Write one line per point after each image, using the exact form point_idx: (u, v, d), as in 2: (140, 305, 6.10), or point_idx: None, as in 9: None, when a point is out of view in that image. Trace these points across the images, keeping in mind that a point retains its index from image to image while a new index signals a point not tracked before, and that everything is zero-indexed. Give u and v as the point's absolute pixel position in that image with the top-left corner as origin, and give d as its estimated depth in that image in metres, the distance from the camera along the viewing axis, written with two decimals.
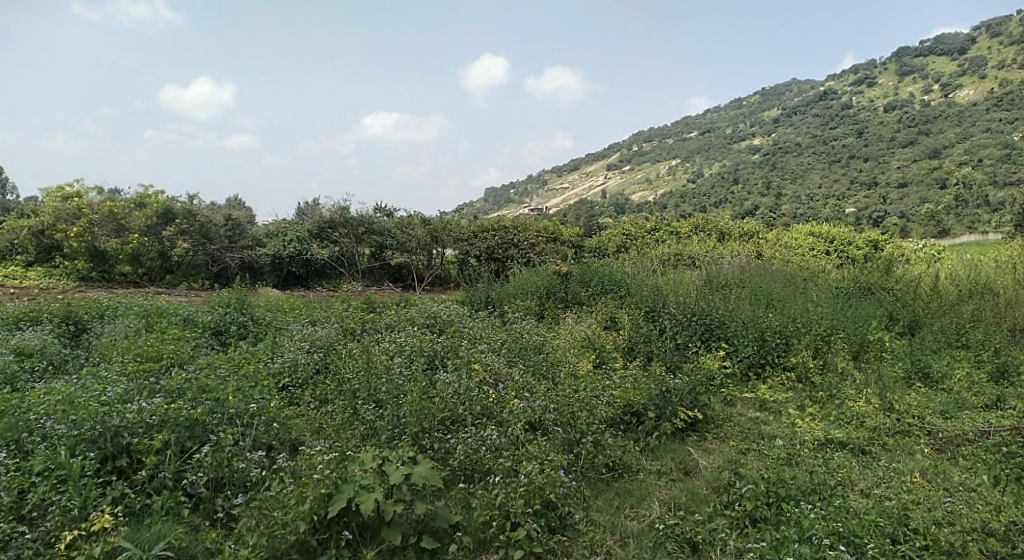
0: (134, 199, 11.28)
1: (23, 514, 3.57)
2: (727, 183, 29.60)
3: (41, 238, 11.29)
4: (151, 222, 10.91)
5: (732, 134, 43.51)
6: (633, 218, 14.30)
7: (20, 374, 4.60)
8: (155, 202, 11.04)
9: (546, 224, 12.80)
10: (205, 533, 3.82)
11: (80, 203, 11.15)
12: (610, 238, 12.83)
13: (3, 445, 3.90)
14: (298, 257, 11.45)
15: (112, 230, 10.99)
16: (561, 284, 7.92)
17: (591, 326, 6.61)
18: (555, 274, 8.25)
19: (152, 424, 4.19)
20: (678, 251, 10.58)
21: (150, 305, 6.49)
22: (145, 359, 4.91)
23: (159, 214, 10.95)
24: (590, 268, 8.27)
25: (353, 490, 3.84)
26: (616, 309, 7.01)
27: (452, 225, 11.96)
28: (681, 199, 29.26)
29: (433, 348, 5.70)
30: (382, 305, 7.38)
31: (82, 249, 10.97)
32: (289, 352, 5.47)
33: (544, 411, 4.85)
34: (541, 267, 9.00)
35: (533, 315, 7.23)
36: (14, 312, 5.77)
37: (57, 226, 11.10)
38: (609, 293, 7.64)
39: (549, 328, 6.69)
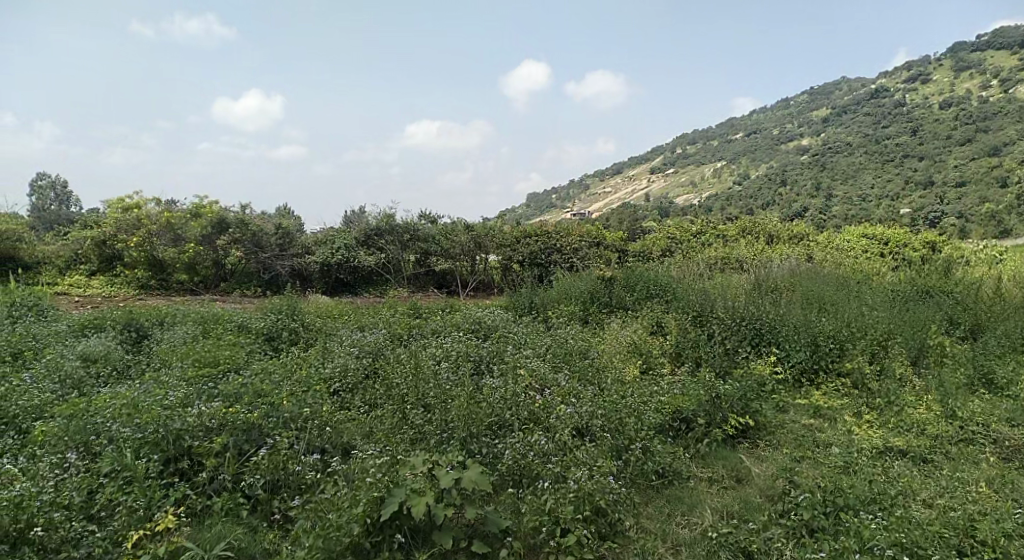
0: (189, 209, 11.66)
1: (92, 513, 3.72)
2: (772, 185, 29.04)
3: (102, 248, 11.76)
4: (205, 231, 11.28)
5: (776, 137, 42.73)
6: (678, 222, 14.13)
7: (88, 379, 4.80)
8: (209, 212, 11.40)
9: (589, 228, 12.76)
10: (263, 534, 3.92)
11: (139, 214, 11.61)
12: (655, 243, 12.71)
13: (74, 446, 4.07)
14: (345, 264, 11.66)
15: (169, 239, 11.41)
16: (606, 288, 7.88)
17: (638, 331, 6.56)
18: (600, 278, 8.21)
19: (211, 427, 4.32)
20: (725, 255, 10.42)
21: (207, 312, 6.69)
22: (203, 364, 5.07)
23: (212, 223, 11.31)
24: (635, 273, 8.20)
25: (405, 494, 3.89)
26: (662, 314, 6.94)
27: (495, 231, 12.02)
28: (725, 202, 28.88)
29: (479, 353, 5.73)
30: (429, 310, 7.46)
31: (141, 259, 11.40)
32: (339, 357, 5.56)
33: (592, 417, 4.82)
34: (585, 272, 8.96)
35: (579, 320, 7.21)
36: (82, 319, 6.02)
37: (117, 237, 11.55)
38: (654, 298, 7.56)
39: (594, 333, 6.65)
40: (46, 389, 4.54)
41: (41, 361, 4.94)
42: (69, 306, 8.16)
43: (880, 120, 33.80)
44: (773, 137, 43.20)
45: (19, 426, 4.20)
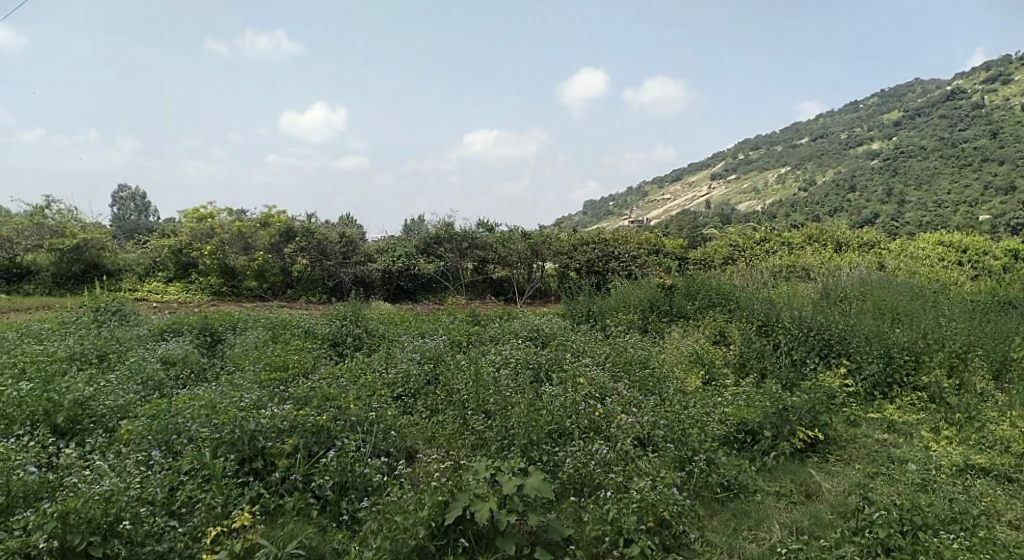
0: (258, 219, 12.16)
1: (174, 509, 3.90)
2: (839, 192, 28.09)
3: (178, 256, 12.38)
4: (273, 239, 11.75)
5: (843, 141, 41.34)
6: (740, 229, 13.90)
7: (168, 381, 5.03)
8: (277, 221, 11.86)
9: (648, 236, 12.65)
10: (331, 534, 4.02)
11: (212, 224, 12.17)
12: (716, 250, 12.49)
13: (156, 445, 4.27)
14: (405, 271, 11.90)
15: (240, 248, 11.92)
16: (666, 297, 7.79)
17: (700, 340, 6.46)
18: (660, 286, 8.12)
19: (283, 429, 4.49)
20: (790, 263, 10.15)
21: (277, 318, 6.93)
22: (274, 368, 5.25)
23: (280, 232, 11.78)
24: (696, 281, 8.09)
25: (469, 499, 3.94)
26: (725, 324, 6.82)
27: (552, 239, 12.07)
28: (790, 210, 28.30)
29: (539, 360, 5.74)
30: (487, 317, 7.52)
31: (215, 266, 12.05)
32: (402, 362, 5.66)
33: (654, 427, 4.77)
34: (644, 280, 8.87)
35: (638, 328, 7.15)
36: (162, 323, 6.32)
37: (192, 245, 12.15)
38: (715, 307, 7.45)
39: (655, 342, 6.59)
40: (131, 389, 4.78)
41: (126, 363, 5.21)
42: (148, 311, 8.58)
43: (952, 122, 32.24)
44: (838, 142, 41.91)
45: (107, 425, 4.42)
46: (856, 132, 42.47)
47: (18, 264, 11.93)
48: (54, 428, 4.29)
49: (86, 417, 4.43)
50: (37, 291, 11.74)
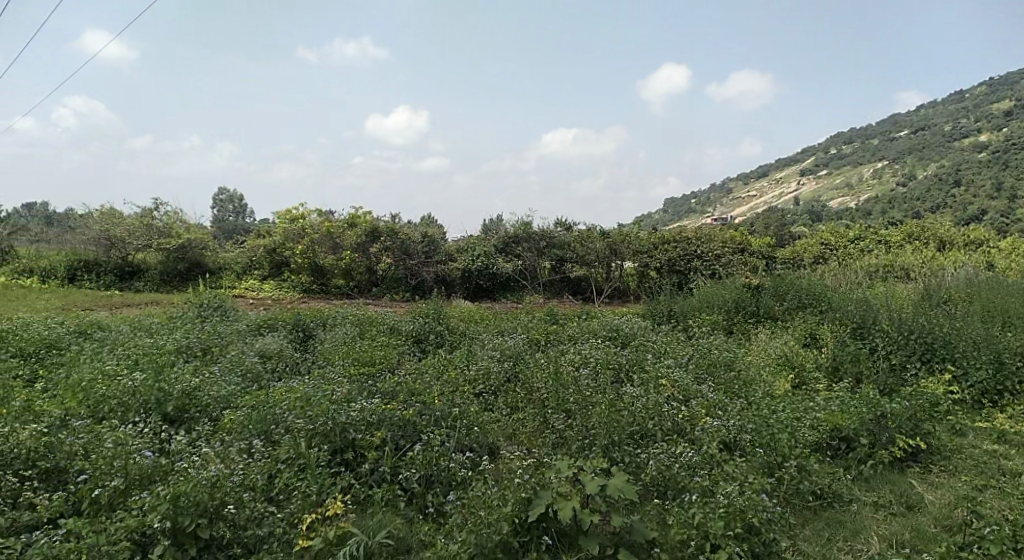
0: (346, 220, 12.72)
1: (272, 495, 4.11)
2: (943, 187, 26.37)
3: (272, 255, 13.11)
4: (360, 239, 12.29)
5: (946, 133, 38.63)
6: (832, 226, 13.44)
7: (265, 374, 5.31)
8: (363, 222, 12.41)
9: (733, 234, 12.30)
10: (418, 526, 4.13)
11: (302, 224, 12.81)
12: (806, 249, 12.06)
13: (256, 434, 4.52)
14: (484, 270, 12.10)
15: (328, 248, 12.46)
16: (752, 298, 7.57)
17: (789, 342, 6.24)
18: (745, 286, 7.90)
19: (372, 422, 4.66)
20: (888, 262, 9.67)
21: (364, 315, 7.18)
22: (363, 364, 5.45)
23: (365, 232, 12.29)
24: (785, 281, 7.82)
25: (551, 497, 3.96)
26: (816, 326, 6.59)
27: (631, 238, 12.09)
28: (889, 207, 26.98)
29: (619, 361, 5.69)
30: (565, 316, 7.52)
31: (305, 266, 12.58)
32: (482, 360, 5.73)
33: (741, 431, 4.65)
34: (729, 280, 8.64)
35: (722, 329, 6.99)
36: (259, 319, 6.69)
37: (286, 245, 12.85)
38: (805, 308, 7.19)
39: (740, 345, 6.43)
40: (232, 381, 5.07)
41: (227, 356, 5.53)
42: (246, 308, 9.10)
43: None
44: (939, 135, 39.28)
45: (212, 414, 4.71)
46: (958, 125, 39.64)
47: (129, 262, 12.90)
48: (165, 416, 4.60)
49: (193, 406, 4.73)
50: (147, 288, 12.67)
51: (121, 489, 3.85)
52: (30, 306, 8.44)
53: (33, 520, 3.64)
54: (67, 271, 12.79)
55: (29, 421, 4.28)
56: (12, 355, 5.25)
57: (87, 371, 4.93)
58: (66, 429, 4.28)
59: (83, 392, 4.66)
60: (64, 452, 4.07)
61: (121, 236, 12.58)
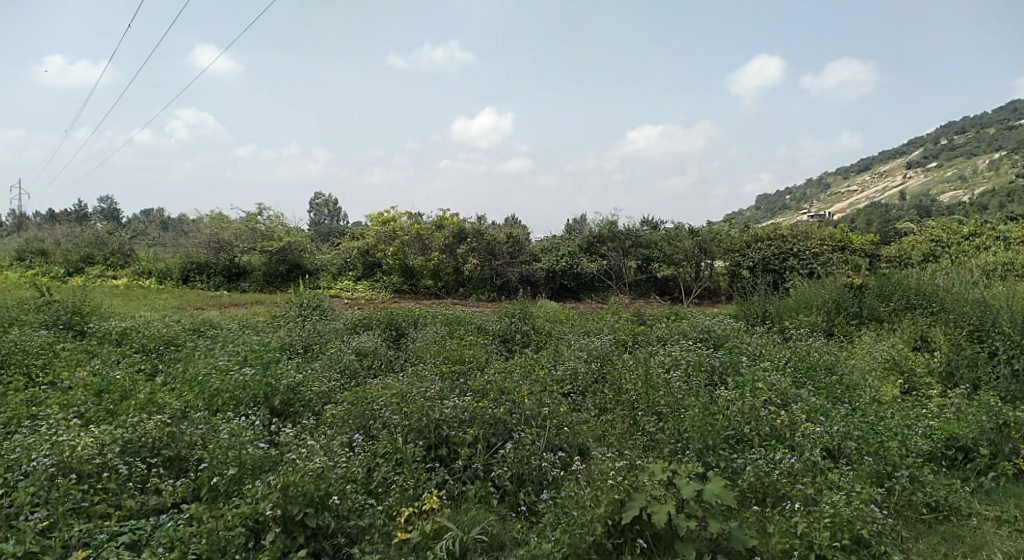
0: (434, 222, 13.20)
1: (371, 488, 4.25)
2: None
3: (366, 257, 13.75)
4: (447, 240, 12.83)
5: None
6: (944, 221, 12.64)
7: (361, 371, 5.52)
8: (450, 223, 12.88)
9: (833, 232, 12.06)
10: (511, 523, 4.15)
11: (393, 227, 13.32)
12: (914, 246, 11.47)
13: (356, 429, 4.70)
14: (568, 270, 12.45)
15: (417, 249, 13.05)
16: (854, 298, 7.26)
17: (896, 346, 5.91)
18: (847, 286, 7.58)
19: (464, 419, 4.77)
20: (1008, 260, 9.04)
21: (453, 314, 7.34)
22: (454, 362, 5.58)
23: (452, 234, 12.87)
24: (891, 280, 7.43)
25: (645, 500, 3.89)
26: (925, 329, 6.22)
27: (721, 237, 11.85)
28: (1010, 198, 25.06)
29: (712, 363, 5.56)
30: (652, 317, 7.44)
31: (395, 267, 13.25)
32: (570, 360, 5.75)
33: (845, 439, 4.45)
34: (829, 279, 8.31)
35: (821, 331, 6.71)
36: (355, 318, 6.98)
37: (378, 247, 13.42)
38: (914, 310, 6.80)
39: (841, 347, 6.16)
40: (332, 378, 5.31)
41: (326, 354, 5.79)
42: (342, 307, 9.55)
43: None
44: None
45: (314, 408, 4.95)
46: None
47: (236, 264, 13.68)
48: (272, 409, 4.87)
49: (297, 401, 4.98)
50: (252, 288, 13.45)
51: (235, 478, 4.09)
52: (151, 305, 9.14)
53: (159, 504, 3.92)
54: (180, 273, 13.77)
55: (153, 412, 4.62)
56: (136, 351, 5.70)
57: (202, 366, 5.28)
58: (186, 420, 4.59)
59: (200, 386, 4.99)
60: (185, 442, 4.37)
61: (228, 239, 13.47)
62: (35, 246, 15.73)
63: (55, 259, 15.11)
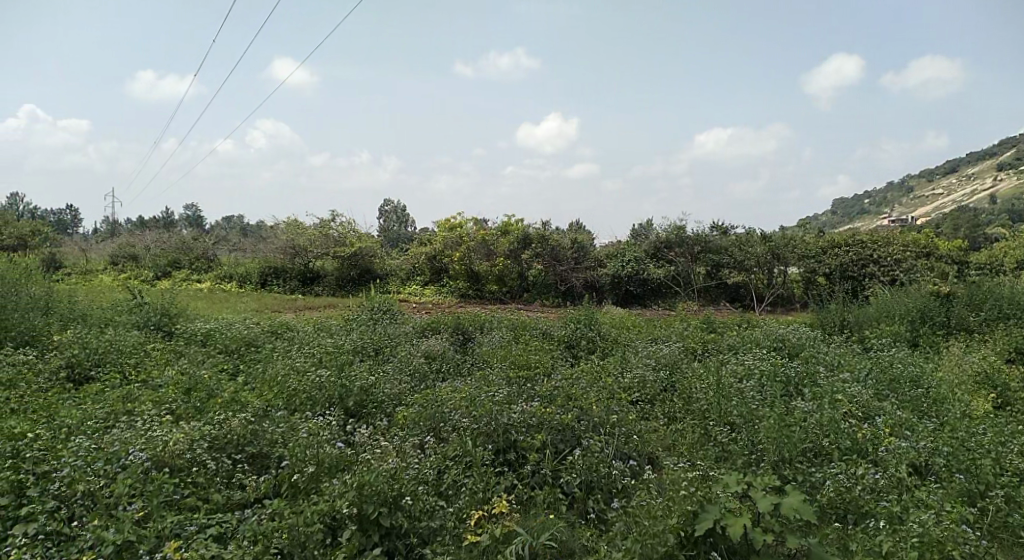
0: (499, 229, 13.64)
1: (442, 490, 4.32)
2: None
3: (433, 262, 14.07)
4: (512, 246, 13.25)
5: None
6: None
7: (430, 374, 5.63)
8: (515, 229, 13.26)
9: (917, 238, 12.03)
10: (581, 530, 4.09)
11: (459, 232, 13.85)
12: (1006, 253, 11.04)
13: (427, 431, 4.79)
14: (635, 276, 12.70)
15: (482, 254, 13.47)
16: (941, 307, 6.95)
17: (988, 357, 5.61)
18: (933, 295, 7.27)
19: (532, 424, 4.80)
20: None
21: (518, 319, 7.42)
22: (521, 367, 5.64)
23: (517, 239, 13.22)
24: (982, 289, 7.09)
25: (719, 512, 3.76)
26: (1021, 339, 5.90)
27: (795, 242, 12.30)
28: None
29: (787, 373, 5.41)
30: (722, 325, 7.34)
31: (461, 271, 13.55)
32: (638, 368, 5.71)
33: (932, 455, 4.24)
34: (913, 287, 8.01)
35: (905, 341, 6.41)
36: (423, 322, 7.14)
37: (445, 252, 13.81)
38: (1009, 321, 6.47)
39: (927, 359, 5.89)
40: (403, 380, 5.45)
41: (396, 357, 5.93)
42: (409, 310, 9.81)
43: None
44: None
45: (386, 410, 5.07)
46: None
47: (310, 268, 14.16)
48: (347, 410, 5.02)
49: (370, 402, 5.12)
50: (325, 292, 13.88)
51: (313, 475, 4.22)
52: (233, 307, 9.64)
53: (243, 499, 4.09)
54: (259, 277, 14.36)
55: (237, 410, 4.84)
56: (220, 352, 6.00)
57: (280, 367, 5.50)
58: (267, 418, 4.79)
59: (279, 385, 5.20)
60: (267, 439, 4.56)
61: (303, 244, 14.07)
62: (128, 251, 16.75)
63: (145, 263, 16.04)
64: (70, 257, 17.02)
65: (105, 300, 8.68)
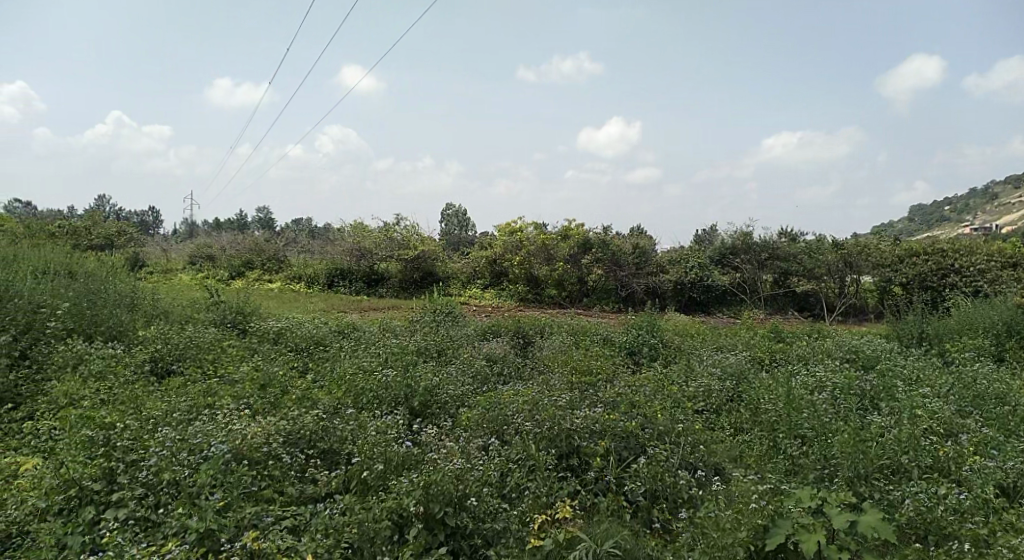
0: (559, 233, 13.87)
1: (505, 493, 4.33)
2: None
3: (494, 266, 14.47)
4: (573, 251, 13.55)
5: None
6: None
7: (492, 376, 5.71)
8: (575, 234, 13.51)
9: (1002, 247, 11.65)
10: (645, 539, 4.03)
11: (519, 236, 14.09)
12: None
13: (492, 434, 4.84)
14: (698, 283, 12.98)
15: (543, 258, 13.80)
16: None
17: None
18: (1020, 308, 6.96)
19: (595, 430, 4.79)
20: None
21: (578, 325, 7.49)
22: (583, 373, 5.66)
23: (578, 244, 13.55)
24: None
25: (791, 527, 3.66)
26: None
27: (870, 249, 12.09)
28: None
29: (862, 386, 5.27)
30: (791, 334, 7.23)
31: (521, 275, 14.01)
32: (703, 377, 5.65)
33: (1022, 476, 4.01)
34: (997, 298, 7.74)
35: (990, 356, 6.13)
36: (485, 325, 7.28)
37: (506, 256, 14.16)
38: None
39: (1014, 375, 5.62)
40: (466, 381, 5.54)
41: (459, 358, 6.03)
42: (473, 313, 10.07)
43: None
44: None
45: (450, 410, 5.16)
46: None
47: (375, 271, 14.59)
48: (412, 409, 5.14)
49: (434, 403, 5.21)
50: (389, 293, 14.30)
51: (381, 473, 4.31)
52: (303, 307, 10.04)
53: (315, 493, 4.22)
54: (325, 278, 14.78)
55: (309, 407, 5.01)
56: (290, 350, 6.24)
57: (348, 366, 5.68)
58: (337, 416, 4.94)
59: (347, 384, 5.36)
60: (337, 436, 4.70)
61: (369, 246, 14.46)
62: (206, 251, 17.52)
63: (221, 263, 16.74)
64: (154, 256, 17.94)
65: (186, 298, 9.11)
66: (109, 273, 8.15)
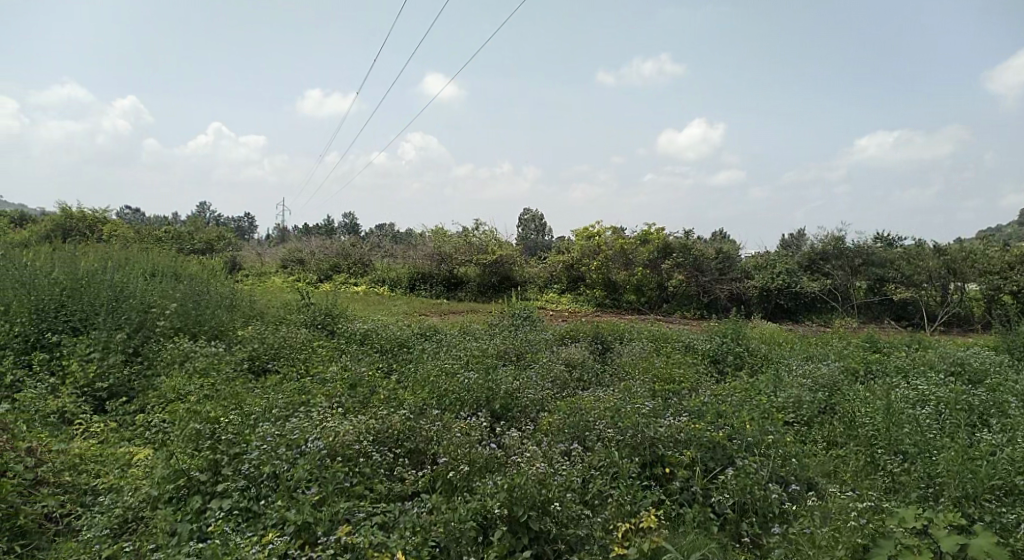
0: (638, 237, 13.80)
1: (588, 499, 4.31)
2: None
3: (571, 271, 14.70)
4: (651, 256, 13.49)
5: None
6: None
7: (572, 382, 5.75)
8: (655, 239, 13.46)
9: None
10: (734, 553, 3.94)
11: (597, 241, 14.12)
12: None
13: (575, 439, 4.86)
14: (786, 289, 12.49)
15: (621, 263, 13.80)
16: None
17: None
18: None
19: (680, 440, 4.74)
20: None
21: (657, 331, 7.45)
22: (666, 381, 5.63)
23: (657, 249, 13.50)
24: None
25: (895, 547, 3.46)
26: None
27: (976, 257, 11.51)
28: None
29: (970, 401, 4.98)
30: (888, 344, 6.94)
31: (599, 280, 14.04)
32: (792, 388, 5.48)
33: None
34: None
35: None
36: (564, 330, 7.35)
37: (583, 260, 14.26)
38: None
39: None
40: (548, 387, 5.59)
41: (538, 363, 6.09)
42: (550, 318, 10.18)
43: None
44: None
45: (533, 414, 5.22)
46: None
47: (455, 274, 14.92)
48: (493, 412, 5.23)
49: (516, 407, 5.29)
50: (467, 297, 14.59)
51: (467, 474, 4.39)
52: (385, 309, 10.43)
53: (402, 492, 4.34)
54: (407, 282, 15.26)
55: (397, 407, 5.18)
56: (376, 351, 6.48)
57: (431, 368, 5.85)
58: (423, 416, 5.09)
59: (432, 386, 5.51)
60: (423, 436, 4.83)
61: (448, 251, 14.82)
62: (296, 255, 18.36)
63: (310, 267, 17.50)
64: (248, 260, 19.02)
65: (280, 300, 9.62)
66: (210, 276, 8.72)
